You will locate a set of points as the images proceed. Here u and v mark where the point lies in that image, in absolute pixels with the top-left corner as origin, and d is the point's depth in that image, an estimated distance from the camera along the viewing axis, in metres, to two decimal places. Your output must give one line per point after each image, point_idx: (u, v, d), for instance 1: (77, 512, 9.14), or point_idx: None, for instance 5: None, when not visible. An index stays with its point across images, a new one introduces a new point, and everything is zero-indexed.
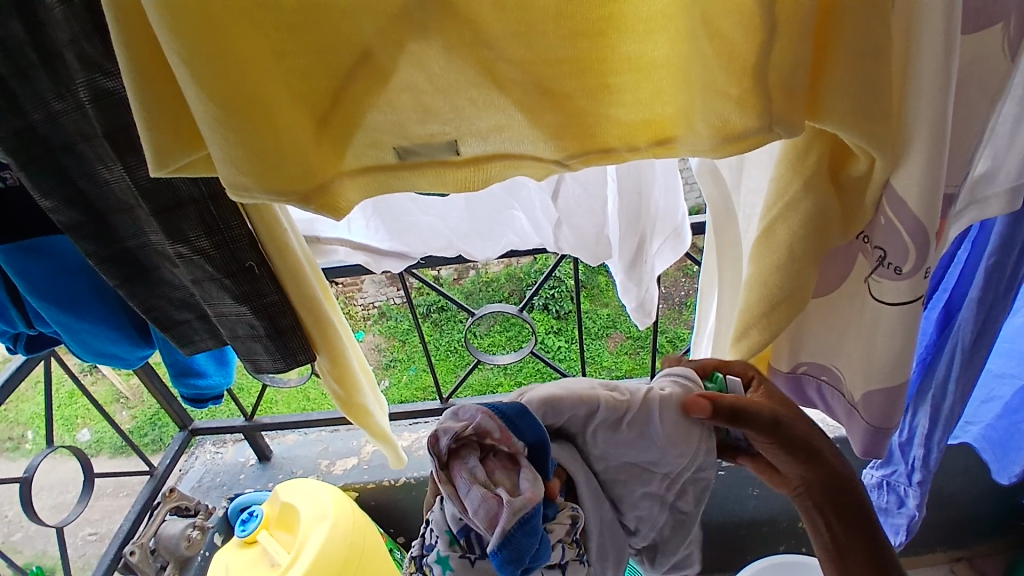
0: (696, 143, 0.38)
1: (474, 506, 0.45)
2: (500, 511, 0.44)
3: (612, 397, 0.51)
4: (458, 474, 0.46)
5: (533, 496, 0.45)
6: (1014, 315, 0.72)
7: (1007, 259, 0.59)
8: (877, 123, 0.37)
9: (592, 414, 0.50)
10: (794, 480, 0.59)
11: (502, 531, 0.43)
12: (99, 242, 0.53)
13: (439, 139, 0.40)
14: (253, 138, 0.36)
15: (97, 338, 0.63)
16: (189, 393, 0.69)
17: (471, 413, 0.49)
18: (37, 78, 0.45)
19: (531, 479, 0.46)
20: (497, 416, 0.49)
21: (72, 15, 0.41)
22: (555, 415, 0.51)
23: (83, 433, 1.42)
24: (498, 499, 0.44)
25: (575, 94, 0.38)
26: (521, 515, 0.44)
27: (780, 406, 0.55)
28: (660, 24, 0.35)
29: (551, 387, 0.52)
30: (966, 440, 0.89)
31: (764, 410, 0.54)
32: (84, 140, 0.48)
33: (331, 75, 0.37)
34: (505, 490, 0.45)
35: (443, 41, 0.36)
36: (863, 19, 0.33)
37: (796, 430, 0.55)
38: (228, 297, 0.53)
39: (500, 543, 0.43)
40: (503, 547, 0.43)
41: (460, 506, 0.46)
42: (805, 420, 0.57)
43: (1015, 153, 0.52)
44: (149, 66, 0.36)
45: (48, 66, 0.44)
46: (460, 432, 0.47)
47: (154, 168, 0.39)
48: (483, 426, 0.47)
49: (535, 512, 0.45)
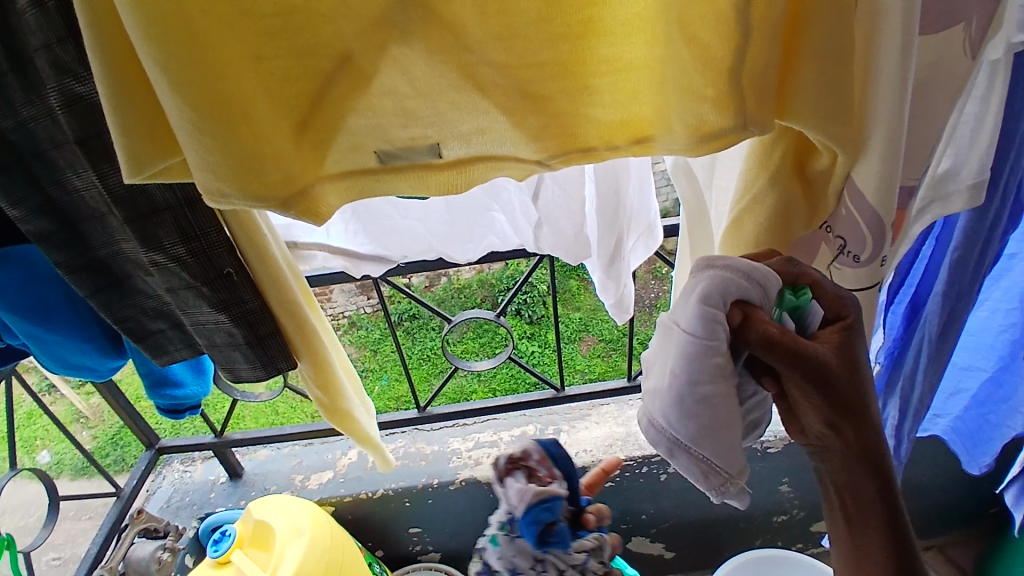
0: (673, 142, 0.39)
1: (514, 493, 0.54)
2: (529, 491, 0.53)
3: (712, 349, 0.43)
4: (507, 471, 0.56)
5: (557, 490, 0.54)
6: (977, 309, 0.76)
7: (970, 253, 0.62)
8: (842, 123, 0.38)
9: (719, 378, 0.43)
10: (816, 438, 0.51)
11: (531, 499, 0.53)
12: (70, 252, 0.51)
13: (422, 143, 0.40)
14: (232, 142, 0.36)
15: (69, 351, 0.60)
16: (166, 404, 0.67)
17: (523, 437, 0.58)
18: (9, 84, 0.44)
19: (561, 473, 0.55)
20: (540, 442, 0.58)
21: (44, 18, 0.40)
22: (703, 436, 0.44)
23: (43, 455, 1.36)
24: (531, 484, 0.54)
25: (556, 96, 0.39)
26: (543, 495, 0.53)
27: (833, 355, 0.46)
28: (636, 27, 0.37)
29: (687, 419, 0.44)
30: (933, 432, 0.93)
31: (814, 352, 0.44)
32: (54, 147, 0.47)
33: (310, 78, 0.37)
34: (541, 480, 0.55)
35: (425, 45, 0.36)
36: (829, 23, 0.35)
37: (838, 384, 0.46)
38: (205, 305, 0.52)
39: (525, 512, 0.53)
40: (530, 514, 0.52)
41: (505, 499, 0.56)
42: (856, 377, 0.47)
43: (975, 153, 0.55)
44: (124, 70, 0.35)
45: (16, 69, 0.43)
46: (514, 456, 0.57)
47: (128, 174, 0.39)
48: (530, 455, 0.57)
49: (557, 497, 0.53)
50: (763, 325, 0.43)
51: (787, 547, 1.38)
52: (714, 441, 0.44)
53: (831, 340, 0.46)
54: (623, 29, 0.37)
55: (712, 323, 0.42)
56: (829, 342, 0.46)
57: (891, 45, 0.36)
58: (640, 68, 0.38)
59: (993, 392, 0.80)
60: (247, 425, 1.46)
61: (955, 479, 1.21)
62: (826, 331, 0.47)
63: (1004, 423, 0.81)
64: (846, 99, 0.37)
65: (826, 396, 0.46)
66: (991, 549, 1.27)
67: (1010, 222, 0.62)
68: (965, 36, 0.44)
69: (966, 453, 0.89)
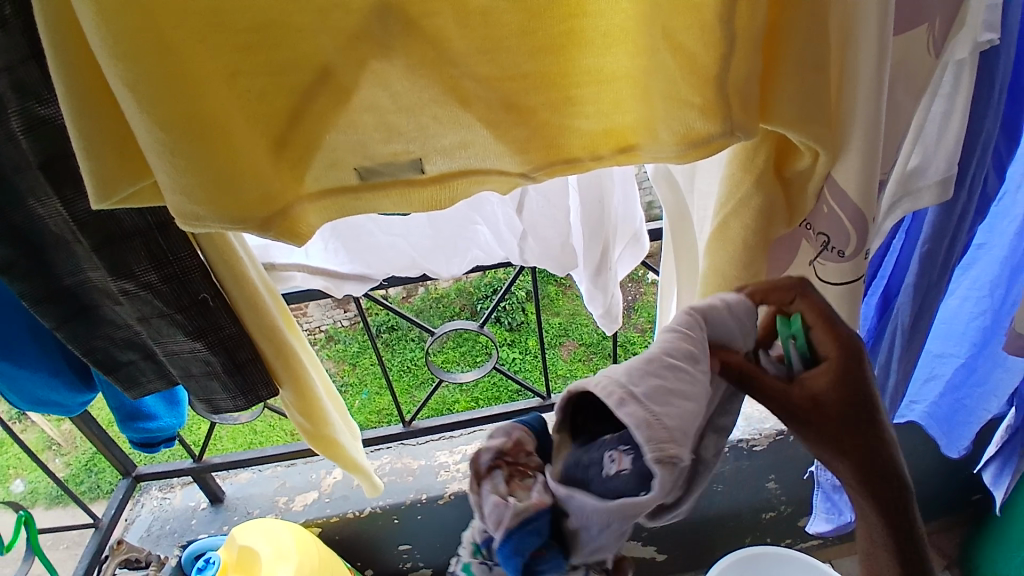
0: (659, 150, 0.39)
1: (486, 513, 0.40)
2: (506, 512, 0.39)
3: (686, 336, 0.41)
4: (482, 488, 0.41)
5: (541, 503, 0.39)
6: (949, 298, 0.77)
7: (939, 245, 0.63)
8: (822, 125, 0.38)
9: (687, 360, 0.40)
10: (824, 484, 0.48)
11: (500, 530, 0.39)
12: (33, 283, 0.49)
13: (404, 159, 0.39)
14: (206, 163, 0.34)
15: (35, 386, 0.58)
16: (138, 437, 0.64)
17: (505, 429, 0.44)
18: None
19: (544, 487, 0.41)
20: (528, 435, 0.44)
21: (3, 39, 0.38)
22: (656, 394, 0.37)
23: (15, 484, 1.32)
24: (508, 499, 0.40)
25: (541, 107, 0.38)
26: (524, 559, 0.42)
27: (824, 397, 0.44)
28: (618, 38, 0.37)
29: (642, 371, 0.38)
30: (911, 418, 0.93)
31: (795, 391, 0.45)
32: (15, 172, 0.45)
33: (287, 96, 0.36)
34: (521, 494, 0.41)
35: (406, 59, 0.35)
36: (808, 28, 0.35)
37: (827, 428, 0.44)
38: (180, 333, 0.50)
39: (506, 545, 0.39)
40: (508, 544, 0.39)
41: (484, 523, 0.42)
42: (857, 426, 0.45)
43: (943, 151, 0.57)
44: (91, 92, 0.34)
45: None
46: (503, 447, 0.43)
47: (96, 200, 0.37)
48: (518, 437, 0.44)
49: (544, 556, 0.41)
50: (735, 361, 0.43)
51: (775, 542, 1.39)
52: (669, 400, 0.37)
53: (821, 381, 0.44)
54: (604, 39, 0.37)
55: (695, 320, 0.42)
56: (821, 385, 0.45)
57: (869, 49, 0.36)
58: (622, 77, 0.38)
59: (967, 377, 0.81)
60: (225, 446, 1.43)
61: (934, 467, 1.24)
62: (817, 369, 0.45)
63: (979, 407, 0.82)
64: (826, 102, 0.37)
65: (816, 436, 0.45)
66: (972, 534, 1.29)
67: (978, 215, 0.64)
68: (932, 36, 0.45)
69: (943, 438, 0.89)
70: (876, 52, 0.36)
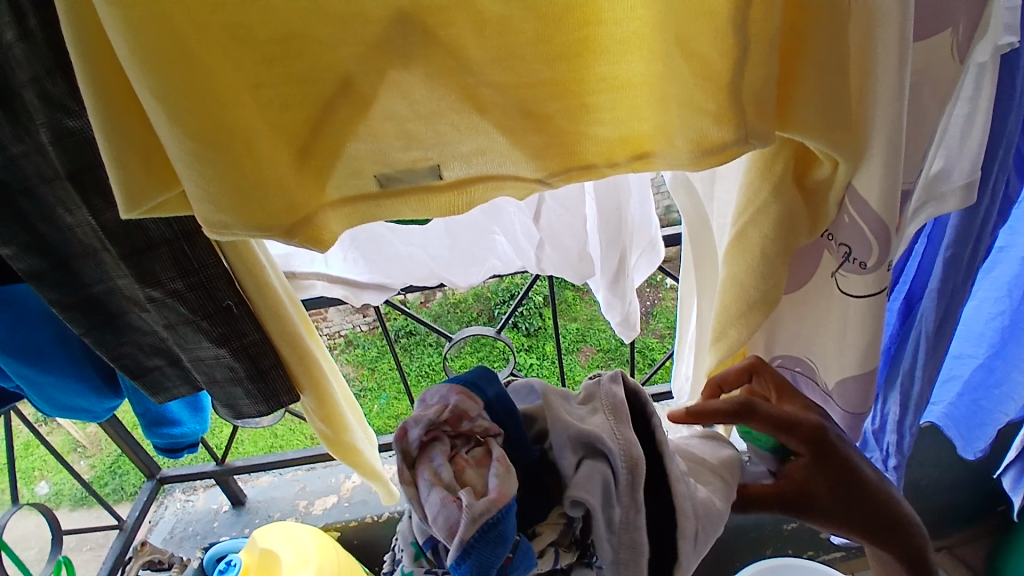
0: (675, 157, 0.39)
1: (433, 513, 0.41)
2: (458, 516, 0.40)
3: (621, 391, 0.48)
4: (423, 473, 0.43)
5: (501, 497, 0.40)
6: (973, 300, 0.75)
7: (962, 250, 0.62)
8: (841, 132, 0.38)
9: (617, 412, 0.46)
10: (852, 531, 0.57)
11: (460, 541, 0.39)
12: (61, 290, 0.51)
13: (423, 165, 0.40)
14: (231, 174, 0.35)
15: (62, 393, 0.60)
16: (163, 443, 0.66)
17: (441, 398, 0.46)
18: None
19: (500, 475, 0.42)
20: (472, 396, 0.47)
21: (32, 52, 0.39)
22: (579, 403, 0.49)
23: (41, 486, 1.35)
24: (459, 503, 0.40)
25: (557, 114, 0.39)
26: (482, 521, 0.39)
27: (806, 485, 0.55)
28: (634, 46, 0.37)
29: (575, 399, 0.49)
30: (928, 420, 0.90)
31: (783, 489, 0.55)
32: (43, 182, 0.46)
33: (308, 106, 0.37)
34: (470, 492, 0.41)
35: (424, 69, 0.36)
36: (827, 33, 0.35)
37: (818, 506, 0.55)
38: (205, 340, 0.51)
39: (461, 554, 0.39)
40: (467, 559, 0.39)
41: (422, 511, 0.43)
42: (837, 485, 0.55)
43: (967, 155, 0.56)
44: (121, 105, 0.35)
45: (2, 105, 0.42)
46: (432, 421, 0.45)
47: (126, 210, 0.38)
48: (459, 407, 0.46)
49: (502, 514, 0.40)
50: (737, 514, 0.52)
51: (798, 554, 1.36)
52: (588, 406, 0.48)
53: (797, 474, 0.55)
54: (620, 46, 0.37)
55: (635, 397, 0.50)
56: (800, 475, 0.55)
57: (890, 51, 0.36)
58: (638, 83, 0.39)
59: (985, 378, 0.79)
60: (246, 450, 1.45)
61: (962, 477, 1.21)
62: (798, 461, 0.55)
63: (997, 408, 0.79)
64: (847, 108, 0.37)
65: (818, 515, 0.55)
66: (1002, 545, 1.26)
67: (1000, 218, 0.63)
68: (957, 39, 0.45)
69: (960, 438, 0.86)
70: (896, 62, 0.36)
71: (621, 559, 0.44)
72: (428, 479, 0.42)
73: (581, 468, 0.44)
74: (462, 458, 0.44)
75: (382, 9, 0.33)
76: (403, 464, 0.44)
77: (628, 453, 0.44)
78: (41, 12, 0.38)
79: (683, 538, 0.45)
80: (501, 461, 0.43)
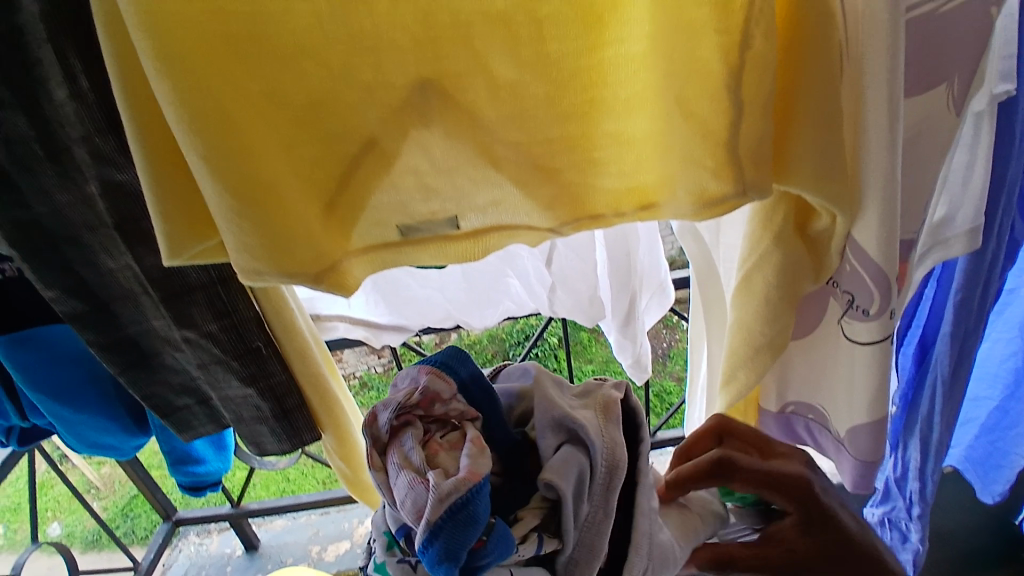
0: (678, 207, 0.41)
1: (401, 496, 0.38)
2: (425, 496, 0.37)
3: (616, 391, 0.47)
4: (392, 456, 0.40)
5: (472, 475, 0.38)
6: (987, 342, 0.75)
7: (972, 293, 0.62)
8: (837, 183, 0.39)
9: (605, 408, 0.45)
10: None
11: (427, 523, 0.36)
12: (100, 332, 0.53)
13: (441, 216, 0.43)
14: (265, 226, 0.38)
15: (92, 430, 0.62)
16: (187, 481, 0.67)
17: (411, 379, 0.44)
18: (43, 171, 0.46)
19: (471, 455, 0.39)
20: (445, 376, 0.44)
21: (84, 110, 0.43)
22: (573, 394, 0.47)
23: (54, 527, 1.35)
24: (428, 483, 0.38)
25: (566, 167, 0.42)
26: (450, 502, 0.36)
27: (794, 543, 0.55)
28: (636, 105, 0.40)
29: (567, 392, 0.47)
30: (947, 463, 0.89)
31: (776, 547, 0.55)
32: (88, 231, 0.49)
33: (338, 162, 0.40)
34: (439, 473, 0.39)
35: (444, 127, 0.40)
36: (820, 93, 0.36)
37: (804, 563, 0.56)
38: (235, 380, 0.54)
39: (429, 536, 0.36)
40: (435, 543, 0.36)
41: (392, 497, 0.40)
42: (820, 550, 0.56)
43: (970, 199, 0.57)
44: (168, 164, 0.39)
45: (53, 160, 0.46)
46: (403, 404, 0.42)
47: (167, 257, 0.41)
48: (431, 389, 0.43)
49: (473, 494, 0.37)
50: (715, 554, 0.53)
51: None
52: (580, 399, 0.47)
53: (788, 533, 0.56)
54: (624, 105, 0.40)
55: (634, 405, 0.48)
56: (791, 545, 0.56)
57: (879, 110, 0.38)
58: (642, 138, 0.42)
59: (1000, 420, 0.78)
60: (259, 493, 1.45)
61: (991, 527, 1.17)
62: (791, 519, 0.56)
63: (1013, 450, 0.77)
64: (842, 161, 0.38)
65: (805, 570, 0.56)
66: None
67: (1007, 260, 0.65)
68: (953, 94, 0.44)
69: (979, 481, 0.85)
70: (886, 120, 0.37)
71: (575, 557, 0.43)
72: (398, 462, 0.40)
73: (560, 451, 0.42)
74: (436, 441, 0.42)
75: (407, 76, 0.37)
76: (373, 447, 0.42)
77: (611, 453, 0.43)
78: (94, 74, 0.42)
79: (634, 575, 0.44)
80: (475, 443, 0.41)
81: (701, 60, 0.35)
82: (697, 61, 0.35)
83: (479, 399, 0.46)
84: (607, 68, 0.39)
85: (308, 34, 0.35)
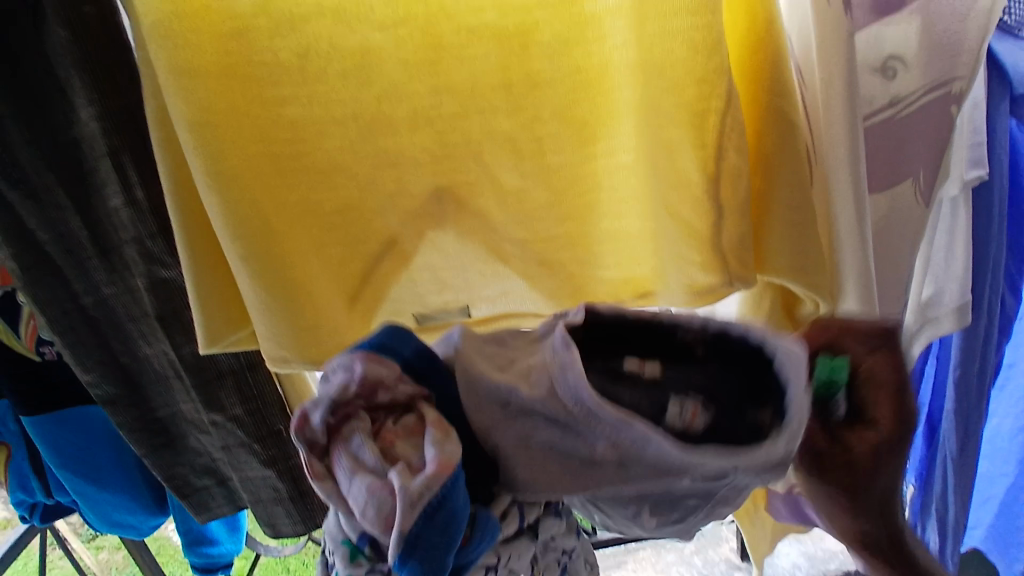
0: (671, 296, 0.45)
1: (357, 505, 0.28)
2: (389, 502, 0.27)
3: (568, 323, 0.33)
4: (337, 460, 0.29)
5: (445, 465, 0.28)
6: (992, 416, 0.76)
7: (970, 369, 0.64)
8: (817, 274, 0.42)
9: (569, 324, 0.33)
10: None
11: (399, 535, 0.26)
12: (133, 415, 0.56)
13: (454, 305, 0.47)
14: (297, 317, 0.42)
15: (115, 508, 0.64)
16: (200, 562, 0.68)
17: (343, 366, 0.32)
18: (93, 268, 0.50)
19: (438, 440, 0.29)
20: (385, 359, 0.33)
21: (138, 217, 0.47)
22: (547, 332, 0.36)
23: None
24: (392, 485, 0.28)
25: (568, 261, 0.46)
26: (422, 503, 0.27)
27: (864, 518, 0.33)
28: (626, 207, 0.45)
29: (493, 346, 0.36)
30: (972, 546, 0.86)
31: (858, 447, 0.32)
32: (131, 320, 0.53)
33: (362, 261, 0.45)
34: (404, 467, 0.29)
35: (457, 229, 0.45)
36: (791, 196, 0.40)
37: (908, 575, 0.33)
38: (256, 461, 0.56)
39: (403, 548, 0.26)
40: (407, 551, 0.26)
41: (346, 510, 0.29)
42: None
43: (954, 277, 0.60)
44: (212, 265, 0.43)
45: (103, 257, 0.50)
46: (340, 398, 0.31)
47: (205, 345, 0.45)
48: (370, 376, 0.31)
49: (449, 489, 0.28)
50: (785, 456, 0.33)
51: None
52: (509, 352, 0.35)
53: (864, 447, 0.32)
54: (617, 206, 0.45)
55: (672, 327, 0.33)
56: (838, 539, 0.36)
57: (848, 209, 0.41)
58: (635, 235, 0.46)
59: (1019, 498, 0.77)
60: None
61: None
62: (868, 429, 0.32)
63: None
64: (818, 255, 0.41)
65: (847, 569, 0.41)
66: None
67: (1001, 336, 0.67)
68: (920, 188, 0.45)
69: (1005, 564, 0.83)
70: (853, 217, 0.41)
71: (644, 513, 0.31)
72: (346, 468, 0.29)
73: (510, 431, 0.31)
74: (388, 429, 0.31)
75: (424, 187, 0.43)
76: (310, 458, 0.30)
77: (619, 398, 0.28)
78: (148, 184, 0.46)
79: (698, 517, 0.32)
80: (433, 424, 0.31)
81: (682, 171, 0.40)
82: (679, 172, 0.40)
83: (418, 366, 0.34)
84: (601, 175, 0.44)
85: (339, 154, 0.41)
